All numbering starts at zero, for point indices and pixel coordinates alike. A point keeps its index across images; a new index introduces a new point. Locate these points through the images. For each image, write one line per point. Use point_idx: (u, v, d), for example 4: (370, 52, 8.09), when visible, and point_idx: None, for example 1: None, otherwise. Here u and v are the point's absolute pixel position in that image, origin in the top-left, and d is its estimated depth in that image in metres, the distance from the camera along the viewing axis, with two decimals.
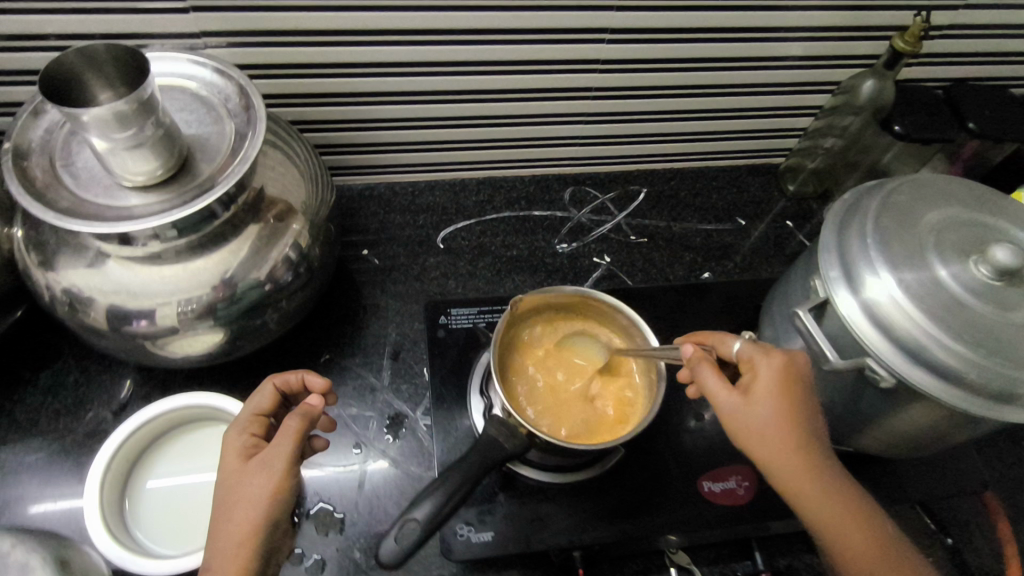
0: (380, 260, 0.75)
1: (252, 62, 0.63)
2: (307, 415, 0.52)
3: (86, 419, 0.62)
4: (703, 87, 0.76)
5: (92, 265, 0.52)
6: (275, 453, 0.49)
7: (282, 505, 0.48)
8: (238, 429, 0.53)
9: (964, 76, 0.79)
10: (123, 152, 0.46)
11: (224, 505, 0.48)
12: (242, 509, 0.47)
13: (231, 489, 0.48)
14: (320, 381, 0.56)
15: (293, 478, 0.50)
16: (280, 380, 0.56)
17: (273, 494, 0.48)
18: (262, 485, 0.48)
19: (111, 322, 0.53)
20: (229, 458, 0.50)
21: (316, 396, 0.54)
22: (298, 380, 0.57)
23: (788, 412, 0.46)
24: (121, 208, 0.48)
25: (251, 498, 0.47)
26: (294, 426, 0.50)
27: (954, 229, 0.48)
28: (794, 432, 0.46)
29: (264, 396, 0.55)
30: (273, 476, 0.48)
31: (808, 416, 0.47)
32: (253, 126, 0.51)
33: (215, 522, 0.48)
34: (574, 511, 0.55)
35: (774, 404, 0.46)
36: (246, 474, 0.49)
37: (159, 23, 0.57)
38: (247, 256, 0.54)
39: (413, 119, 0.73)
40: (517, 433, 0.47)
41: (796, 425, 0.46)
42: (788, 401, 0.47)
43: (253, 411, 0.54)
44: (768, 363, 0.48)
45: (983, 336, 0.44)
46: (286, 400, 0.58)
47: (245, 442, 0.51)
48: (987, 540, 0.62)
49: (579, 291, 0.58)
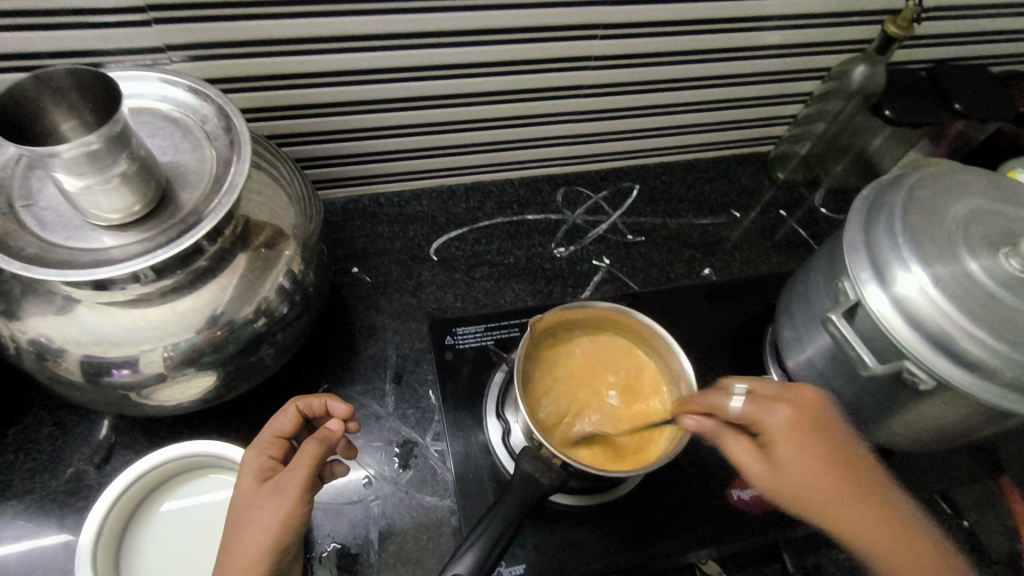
0: (372, 277, 0.71)
1: (222, 76, 0.58)
2: (325, 440, 0.49)
3: (64, 476, 0.57)
4: (694, 78, 0.74)
5: (61, 312, 0.47)
6: (288, 479, 0.47)
7: (293, 531, 0.46)
8: (257, 450, 0.50)
9: (947, 57, 0.79)
10: (96, 190, 0.42)
11: (233, 527, 0.46)
12: (251, 533, 0.45)
13: (242, 511, 0.46)
14: (342, 407, 0.53)
15: (307, 505, 0.47)
16: (303, 404, 0.53)
17: (284, 521, 0.45)
18: (273, 511, 0.45)
19: (89, 374, 0.48)
20: (244, 478, 0.48)
21: (336, 421, 0.50)
22: (321, 406, 0.53)
23: (813, 457, 0.47)
24: (96, 252, 0.43)
25: (261, 523, 0.45)
26: (310, 451, 0.48)
27: (979, 223, 0.47)
28: (826, 477, 0.46)
29: (286, 417, 0.52)
30: (285, 503, 0.46)
31: (835, 455, 0.47)
32: (237, 150, 0.47)
33: (226, 542, 0.46)
34: (606, 534, 0.54)
35: (797, 455, 0.47)
36: (259, 496, 0.47)
37: (116, 38, 0.52)
38: (236, 292, 0.50)
39: (398, 127, 0.69)
40: (552, 467, 0.46)
41: (826, 469, 0.47)
42: (805, 444, 0.47)
43: (274, 432, 0.52)
44: (776, 411, 0.48)
45: (1021, 330, 0.42)
46: (309, 422, 0.55)
47: (263, 464, 0.49)
48: (1002, 520, 0.62)
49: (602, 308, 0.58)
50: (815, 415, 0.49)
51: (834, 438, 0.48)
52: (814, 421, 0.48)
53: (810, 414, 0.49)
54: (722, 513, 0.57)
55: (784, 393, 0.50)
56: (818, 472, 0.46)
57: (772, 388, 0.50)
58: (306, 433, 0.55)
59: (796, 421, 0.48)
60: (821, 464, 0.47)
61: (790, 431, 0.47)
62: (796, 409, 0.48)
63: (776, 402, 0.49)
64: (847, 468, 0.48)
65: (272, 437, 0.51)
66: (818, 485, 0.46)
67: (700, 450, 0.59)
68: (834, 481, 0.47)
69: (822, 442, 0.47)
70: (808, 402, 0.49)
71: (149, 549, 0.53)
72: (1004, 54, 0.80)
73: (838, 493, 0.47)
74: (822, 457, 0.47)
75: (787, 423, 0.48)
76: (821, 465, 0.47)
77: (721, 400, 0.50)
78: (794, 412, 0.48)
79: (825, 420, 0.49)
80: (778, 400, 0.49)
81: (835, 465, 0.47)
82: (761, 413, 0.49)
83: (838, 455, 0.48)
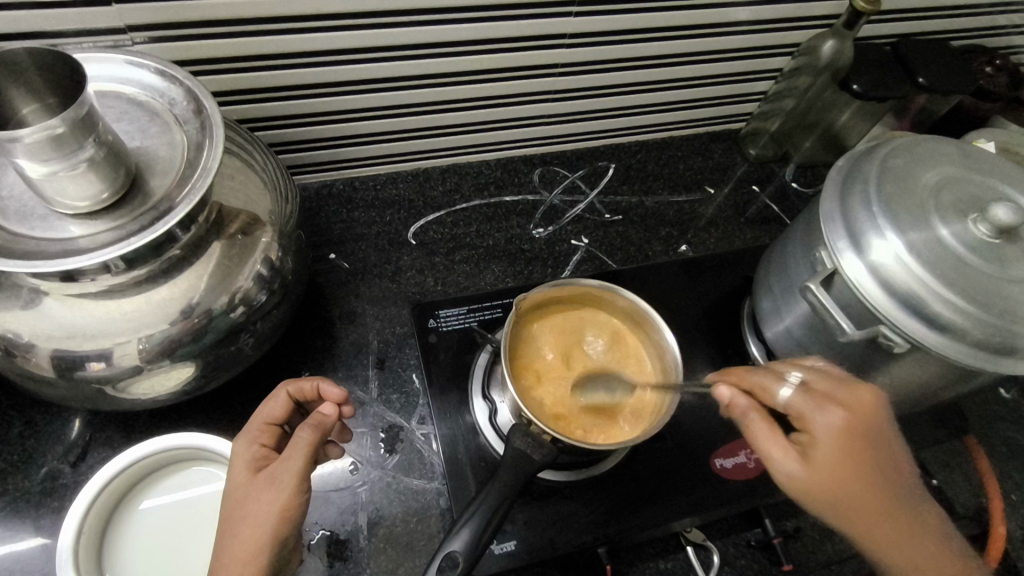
0: (350, 263, 0.70)
1: (188, 58, 0.56)
2: (319, 426, 0.47)
3: (38, 476, 0.55)
4: (667, 56, 0.74)
5: (27, 305, 0.46)
6: (283, 469, 0.45)
7: (291, 522, 0.45)
8: (248, 440, 0.49)
9: (911, 32, 0.81)
10: (62, 177, 0.40)
11: (229, 518, 0.44)
12: (247, 524, 0.43)
13: (236, 504, 0.45)
14: (336, 390, 0.51)
15: (304, 494, 0.46)
16: (293, 388, 0.51)
17: (282, 511, 0.44)
18: (268, 501, 0.44)
19: (60, 370, 0.47)
20: (236, 470, 0.47)
21: (330, 405, 0.49)
22: (314, 389, 0.51)
23: (860, 468, 0.44)
24: (64, 241, 0.42)
25: (256, 514, 0.44)
26: (305, 439, 0.46)
27: (948, 191, 0.49)
28: (867, 490, 0.44)
29: (277, 403, 0.51)
30: (281, 493, 0.44)
31: (883, 466, 0.44)
32: (209, 133, 0.45)
33: (223, 536, 0.44)
34: (593, 507, 0.55)
35: (843, 461, 0.44)
36: (255, 488, 0.45)
37: (75, 18, 0.50)
38: (212, 281, 0.49)
39: (372, 108, 0.68)
40: (543, 442, 0.47)
41: (870, 481, 0.44)
42: (854, 452, 0.44)
43: (266, 420, 0.50)
44: (827, 414, 0.45)
45: (988, 295, 0.44)
46: (301, 406, 0.53)
47: (255, 454, 0.48)
48: (967, 477, 0.65)
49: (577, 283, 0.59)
50: (875, 422, 0.45)
51: (883, 449, 0.45)
52: (870, 431, 0.44)
53: (873, 420, 0.45)
54: (707, 482, 0.58)
55: (842, 391, 0.46)
56: (860, 486, 0.44)
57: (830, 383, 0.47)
58: (297, 417, 0.54)
59: (850, 426, 0.44)
60: (866, 477, 0.44)
61: (842, 437, 0.44)
62: (855, 415, 0.44)
63: (834, 401, 0.45)
64: (892, 483, 0.45)
65: (263, 424, 0.50)
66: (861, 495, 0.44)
67: (680, 422, 0.61)
68: (875, 495, 0.44)
69: (874, 452, 0.44)
70: (869, 406, 0.45)
71: (132, 544, 0.51)
72: (965, 28, 0.82)
73: (876, 507, 0.44)
74: (868, 469, 0.44)
75: (838, 429, 0.44)
76: (867, 476, 0.44)
77: (774, 385, 0.48)
78: (850, 417, 0.44)
79: (883, 425, 0.45)
80: (834, 400, 0.45)
81: (880, 479, 0.44)
82: (812, 411, 0.45)
83: (888, 467, 0.45)
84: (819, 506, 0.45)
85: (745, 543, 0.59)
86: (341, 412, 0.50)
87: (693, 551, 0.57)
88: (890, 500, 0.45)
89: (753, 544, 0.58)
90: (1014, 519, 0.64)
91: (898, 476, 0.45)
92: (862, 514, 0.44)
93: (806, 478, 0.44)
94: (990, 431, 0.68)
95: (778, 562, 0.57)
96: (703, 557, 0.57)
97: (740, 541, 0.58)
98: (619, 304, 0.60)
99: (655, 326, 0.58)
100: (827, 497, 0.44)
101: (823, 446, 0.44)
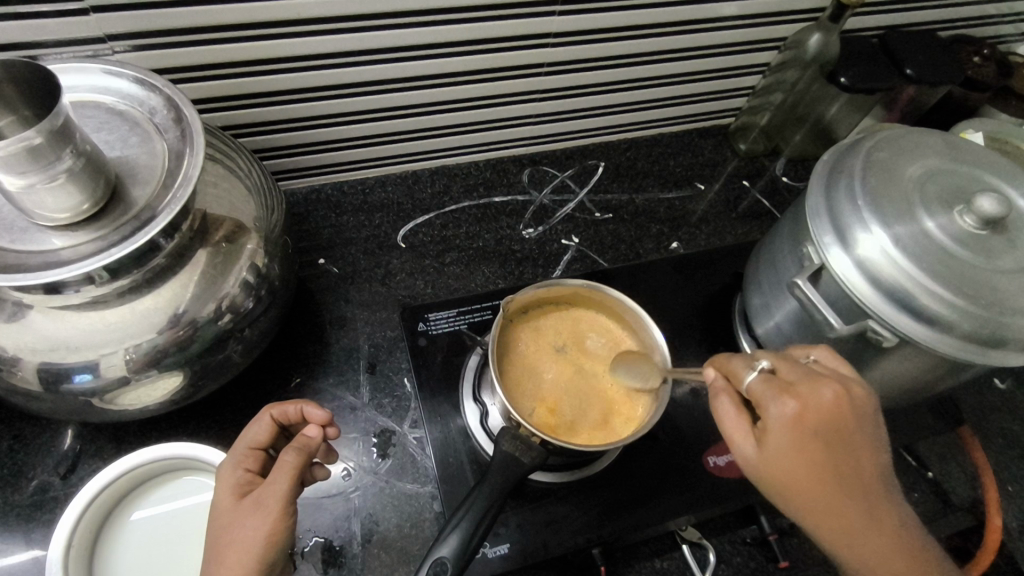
0: (339, 268, 0.70)
1: (170, 66, 0.55)
2: (303, 449, 0.47)
3: (28, 489, 0.55)
4: (653, 52, 0.74)
5: (10, 319, 0.45)
6: (268, 492, 0.45)
7: (279, 546, 0.44)
8: (233, 463, 0.48)
9: (898, 23, 0.80)
10: (41, 189, 0.40)
11: (215, 543, 0.44)
12: (232, 552, 0.43)
13: (221, 529, 0.44)
14: (320, 413, 0.51)
15: (290, 519, 0.45)
16: (276, 412, 0.51)
17: (268, 538, 0.43)
18: (254, 528, 0.43)
19: (47, 382, 0.46)
20: (222, 495, 0.46)
21: (314, 427, 0.49)
22: (298, 412, 0.51)
23: (809, 459, 0.42)
24: (46, 253, 0.41)
25: (241, 540, 0.43)
26: (289, 462, 0.45)
27: (933, 183, 0.49)
28: (812, 478, 0.42)
29: (261, 427, 0.50)
30: (266, 520, 0.44)
31: (838, 457, 0.42)
32: (189, 141, 0.45)
33: (207, 563, 0.43)
34: (586, 509, 0.55)
35: (790, 450, 0.42)
36: (241, 513, 0.44)
37: (53, 28, 0.49)
38: (199, 288, 0.48)
39: (358, 112, 0.67)
40: (531, 445, 0.47)
41: (821, 472, 0.42)
42: (805, 442, 0.42)
43: (250, 444, 0.50)
44: (780, 402, 0.43)
45: (976, 288, 0.44)
46: (285, 428, 0.53)
47: (239, 478, 0.47)
48: (962, 468, 0.65)
49: (556, 282, 0.59)
50: (834, 416, 0.42)
51: (841, 441, 0.42)
52: (826, 424, 0.42)
53: (832, 415, 0.42)
54: (700, 480, 0.58)
55: (804, 384, 0.44)
56: (811, 476, 0.42)
57: (798, 377, 0.45)
58: (283, 440, 0.53)
59: (802, 417, 0.42)
60: (814, 465, 0.42)
61: (792, 427, 0.42)
62: (808, 407, 0.43)
63: (789, 391, 0.44)
64: (845, 472, 0.42)
65: (248, 449, 0.49)
66: (805, 481, 0.42)
67: (673, 419, 0.61)
68: (826, 486, 0.42)
69: (828, 445, 0.42)
70: (830, 402, 0.43)
71: (125, 555, 0.51)
72: (952, 18, 0.82)
73: (830, 499, 0.42)
74: (822, 462, 0.42)
75: (789, 417, 0.42)
76: (816, 464, 0.42)
77: (743, 372, 0.47)
78: (802, 407, 0.42)
79: (846, 421, 0.42)
80: (792, 391, 0.43)
81: (833, 470, 0.42)
82: (767, 399, 0.44)
83: (845, 460, 0.42)
84: (769, 491, 0.44)
85: (741, 540, 0.58)
86: (324, 434, 0.50)
87: (688, 549, 0.57)
88: (850, 492, 0.42)
89: (749, 541, 0.58)
90: (1010, 510, 0.64)
91: (859, 466, 0.43)
92: (810, 504, 0.42)
93: (755, 462, 0.44)
94: (984, 421, 0.68)
95: (774, 558, 0.57)
96: (699, 556, 0.57)
97: (735, 538, 0.58)
98: (601, 300, 0.61)
99: (640, 320, 0.58)
100: (772, 482, 0.43)
101: (773, 433, 0.43)
